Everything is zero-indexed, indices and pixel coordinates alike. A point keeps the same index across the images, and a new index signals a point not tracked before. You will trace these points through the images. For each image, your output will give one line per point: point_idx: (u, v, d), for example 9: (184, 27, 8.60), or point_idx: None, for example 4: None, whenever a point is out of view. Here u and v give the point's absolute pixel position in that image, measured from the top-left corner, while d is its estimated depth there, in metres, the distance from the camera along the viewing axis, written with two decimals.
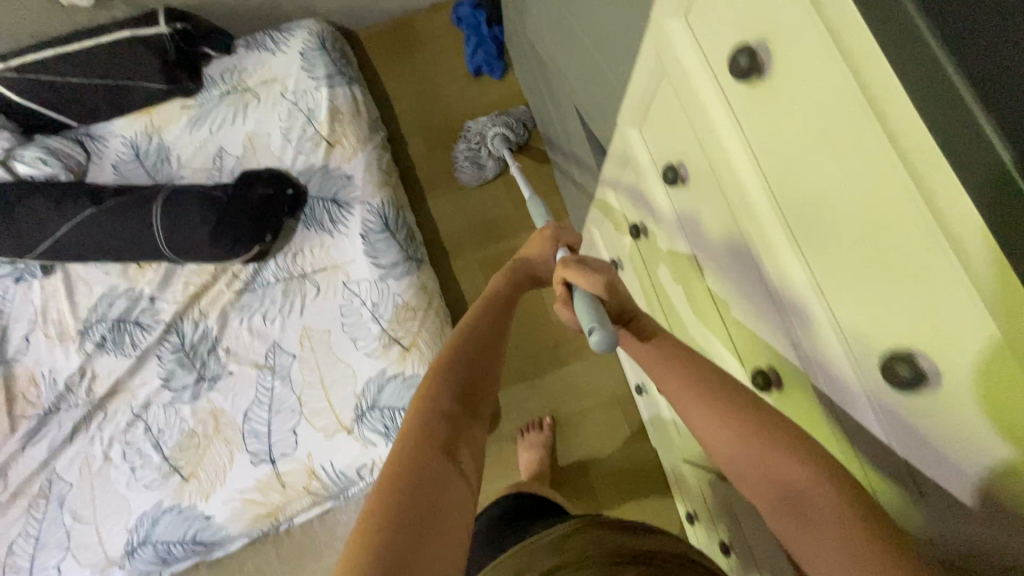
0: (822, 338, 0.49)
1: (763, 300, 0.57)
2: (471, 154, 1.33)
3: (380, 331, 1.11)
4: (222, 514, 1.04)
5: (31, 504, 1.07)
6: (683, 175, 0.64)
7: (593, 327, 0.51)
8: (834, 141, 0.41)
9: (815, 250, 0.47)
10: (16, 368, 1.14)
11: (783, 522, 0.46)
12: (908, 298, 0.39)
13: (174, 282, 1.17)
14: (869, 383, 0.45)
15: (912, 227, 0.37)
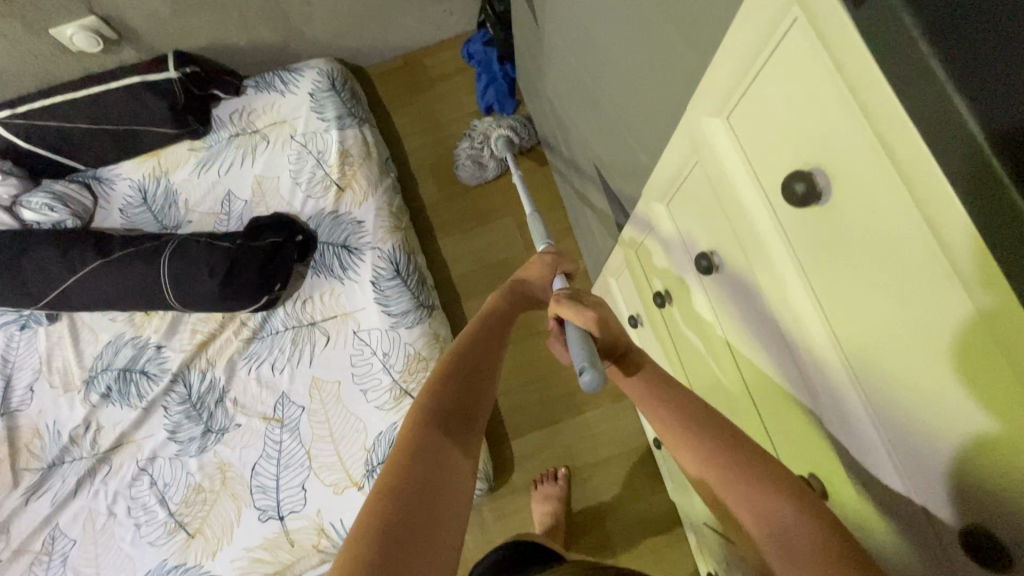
0: (895, 494, 0.42)
1: (810, 415, 0.52)
2: (473, 154, 1.32)
3: (392, 383, 1.08)
4: (229, 573, 1.02)
5: (33, 561, 1.04)
6: (717, 264, 0.60)
7: (586, 366, 0.52)
8: (907, 293, 0.35)
9: (882, 398, 0.40)
10: (18, 419, 1.12)
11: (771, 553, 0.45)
12: (1004, 491, 0.32)
13: (180, 330, 1.15)
14: (955, 566, 0.37)
15: (983, 399, 0.32)
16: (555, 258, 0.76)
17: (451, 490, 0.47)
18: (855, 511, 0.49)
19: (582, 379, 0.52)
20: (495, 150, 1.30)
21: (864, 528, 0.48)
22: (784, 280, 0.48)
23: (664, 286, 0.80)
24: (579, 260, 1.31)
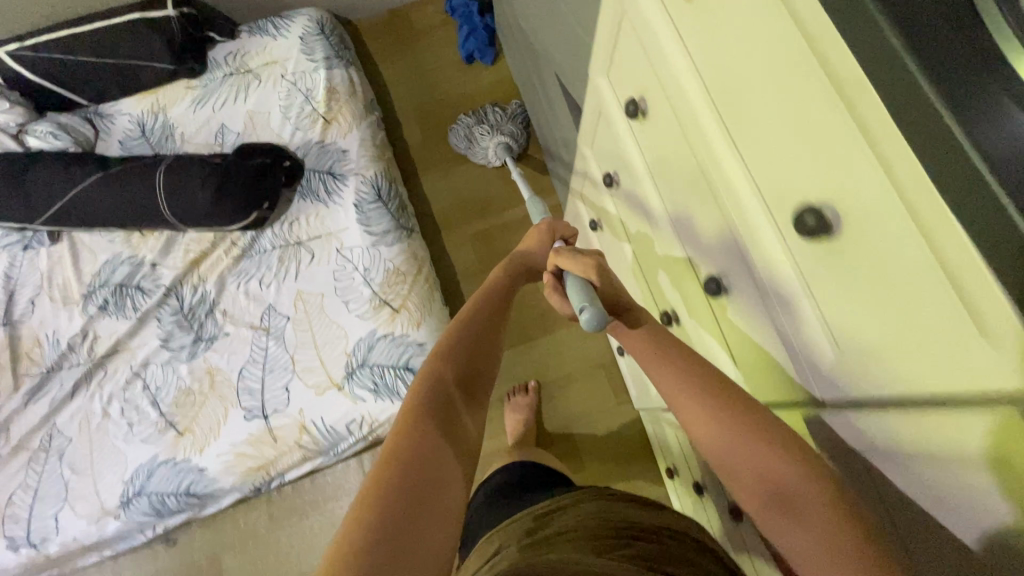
0: (755, 222, 0.55)
1: (705, 208, 0.64)
2: (468, 135, 1.35)
3: (372, 294, 1.16)
4: (215, 467, 1.08)
5: (31, 457, 1.11)
6: (643, 110, 0.71)
7: (585, 305, 0.56)
8: (755, 36, 0.48)
9: (745, 142, 0.53)
10: (21, 329, 1.18)
11: (772, 519, 0.48)
12: (817, 158, 0.45)
13: (175, 249, 1.22)
14: (793, 249, 0.51)
15: (799, 90, 0.45)
16: (558, 225, 0.76)
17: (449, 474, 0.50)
18: None
19: (581, 320, 0.56)
20: (486, 149, 1.34)
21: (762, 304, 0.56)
22: (682, 84, 0.60)
23: (614, 170, 0.87)
24: (554, 194, 1.39)
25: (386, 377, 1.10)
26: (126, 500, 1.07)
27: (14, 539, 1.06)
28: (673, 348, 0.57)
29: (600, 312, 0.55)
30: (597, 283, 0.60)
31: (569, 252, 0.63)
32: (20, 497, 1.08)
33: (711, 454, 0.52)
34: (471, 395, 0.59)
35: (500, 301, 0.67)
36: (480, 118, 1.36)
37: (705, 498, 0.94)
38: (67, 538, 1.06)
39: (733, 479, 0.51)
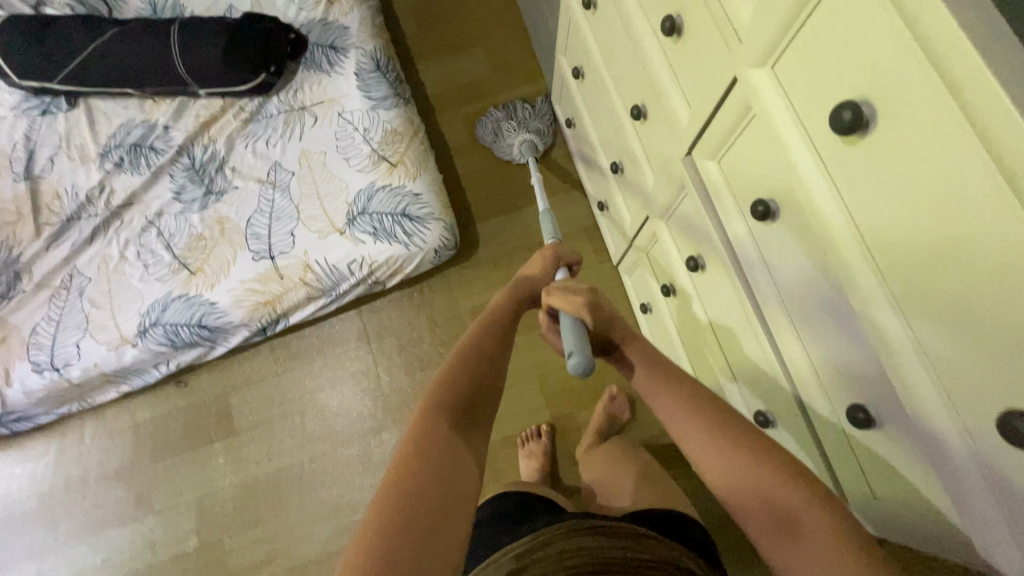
0: None
1: None
2: (496, 128, 1.36)
3: (371, 151, 1.24)
4: (226, 301, 1.17)
5: (54, 294, 1.19)
6: None
7: (573, 351, 0.63)
8: None
9: None
10: (41, 184, 1.26)
11: (778, 545, 0.49)
12: None
13: (186, 114, 1.31)
14: None
15: None
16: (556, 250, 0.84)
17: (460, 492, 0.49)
18: (699, 25, 0.62)
19: (568, 363, 0.62)
20: (511, 147, 1.35)
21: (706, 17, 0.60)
22: None
23: None
24: (541, 78, 1.47)
25: (385, 222, 1.19)
26: (143, 330, 1.16)
27: (39, 364, 1.14)
28: (674, 380, 0.61)
29: (585, 357, 0.62)
30: (588, 321, 0.67)
31: (558, 290, 0.69)
32: (44, 327, 1.17)
33: (722, 487, 0.54)
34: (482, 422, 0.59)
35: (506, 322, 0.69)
36: (509, 113, 1.37)
37: (650, 314, 1.17)
38: (87, 364, 1.15)
39: (744, 509, 0.52)
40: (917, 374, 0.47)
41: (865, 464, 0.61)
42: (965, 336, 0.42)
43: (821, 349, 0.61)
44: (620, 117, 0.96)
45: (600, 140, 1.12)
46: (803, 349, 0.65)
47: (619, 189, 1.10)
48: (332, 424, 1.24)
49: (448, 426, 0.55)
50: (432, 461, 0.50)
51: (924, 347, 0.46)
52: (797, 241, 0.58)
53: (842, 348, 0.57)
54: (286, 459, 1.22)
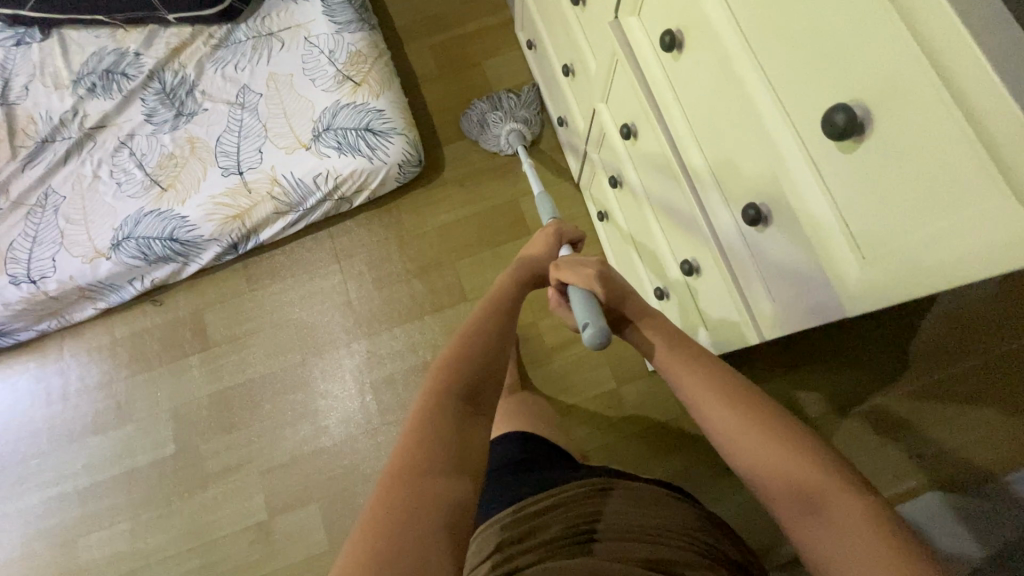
0: None
1: None
2: (481, 120, 1.32)
3: (336, 72, 1.28)
4: (196, 215, 1.21)
5: (29, 212, 1.23)
6: None
7: (587, 324, 0.68)
8: None
9: None
10: (17, 110, 1.30)
11: (794, 515, 0.52)
12: None
13: (157, 41, 1.34)
14: None
15: None
16: (558, 229, 0.91)
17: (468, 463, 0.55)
18: None
19: (584, 335, 0.68)
20: (499, 136, 1.31)
21: None
22: None
23: None
24: (506, 10, 1.50)
25: (349, 137, 1.23)
26: (116, 244, 1.20)
27: (16, 277, 1.18)
28: (686, 355, 0.64)
29: (600, 328, 0.67)
30: (599, 294, 0.72)
31: (568, 266, 0.76)
32: (20, 243, 1.21)
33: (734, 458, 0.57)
34: (487, 399, 0.63)
35: (511, 305, 0.74)
36: (494, 103, 1.34)
37: (606, 221, 1.20)
38: (64, 276, 1.19)
39: (757, 481, 0.55)
40: (776, 120, 0.55)
41: (762, 270, 0.66)
42: (800, 63, 0.50)
43: (724, 166, 0.67)
44: (566, 13, 0.99)
45: (555, 47, 1.16)
46: (712, 177, 0.70)
47: (572, 93, 1.14)
48: (303, 338, 1.28)
49: (457, 407, 0.59)
50: (451, 442, 0.55)
51: (778, 89, 0.54)
52: (697, 51, 0.65)
53: (737, 150, 0.63)
54: (258, 371, 1.26)
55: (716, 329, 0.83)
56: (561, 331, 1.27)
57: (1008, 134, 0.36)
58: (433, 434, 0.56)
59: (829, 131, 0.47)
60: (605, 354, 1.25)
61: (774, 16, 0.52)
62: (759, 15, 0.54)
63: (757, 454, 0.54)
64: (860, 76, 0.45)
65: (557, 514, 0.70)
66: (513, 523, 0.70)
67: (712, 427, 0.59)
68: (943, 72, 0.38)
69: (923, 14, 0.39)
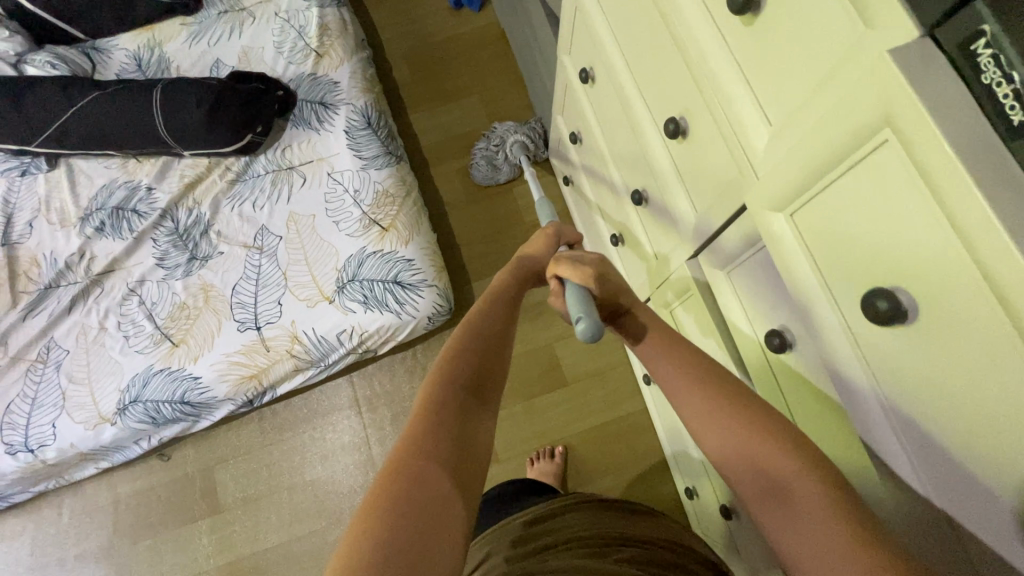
0: (697, 39, 0.55)
1: (663, 53, 0.62)
2: (488, 148, 1.34)
3: (361, 214, 1.20)
4: (209, 375, 1.12)
5: (29, 368, 1.14)
6: None
7: (580, 316, 0.56)
8: None
9: None
10: (19, 250, 1.22)
11: (770, 513, 0.46)
12: None
13: (170, 174, 1.26)
14: (733, 44, 0.51)
15: None
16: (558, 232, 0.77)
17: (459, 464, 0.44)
18: (708, 139, 0.58)
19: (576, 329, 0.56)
20: (506, 155, 1.33)
21: (715, 138, 0.57)
22: None
23: (588, 65, 0.88)
24: None
25: (376, 290, 1.14)
26: (121, 408, 1.10)
27: (11, 446, 1.09)
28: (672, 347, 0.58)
29: (594, 322, 0.55)
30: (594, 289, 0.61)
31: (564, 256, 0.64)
32: (18, 405, 1.11)
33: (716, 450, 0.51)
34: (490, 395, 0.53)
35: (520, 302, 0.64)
36: (489, 136, 1.36)
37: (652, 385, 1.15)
38: (63, 444, 1.09)
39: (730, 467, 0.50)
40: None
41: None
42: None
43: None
44: (621, 195, 0.91)
45: (600, 206, 1.08)
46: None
47: (621, 259, 1.07)
48: (321, 499, 1.18)
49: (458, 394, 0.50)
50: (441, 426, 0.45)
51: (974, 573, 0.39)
52: (817, 370, 0.57)
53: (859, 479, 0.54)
54: (272, 538, 1.16)
55: None
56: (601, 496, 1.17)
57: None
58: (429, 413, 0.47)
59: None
60: None
61: (983, 519, 0.37)
62: (950, 481, 0.39)
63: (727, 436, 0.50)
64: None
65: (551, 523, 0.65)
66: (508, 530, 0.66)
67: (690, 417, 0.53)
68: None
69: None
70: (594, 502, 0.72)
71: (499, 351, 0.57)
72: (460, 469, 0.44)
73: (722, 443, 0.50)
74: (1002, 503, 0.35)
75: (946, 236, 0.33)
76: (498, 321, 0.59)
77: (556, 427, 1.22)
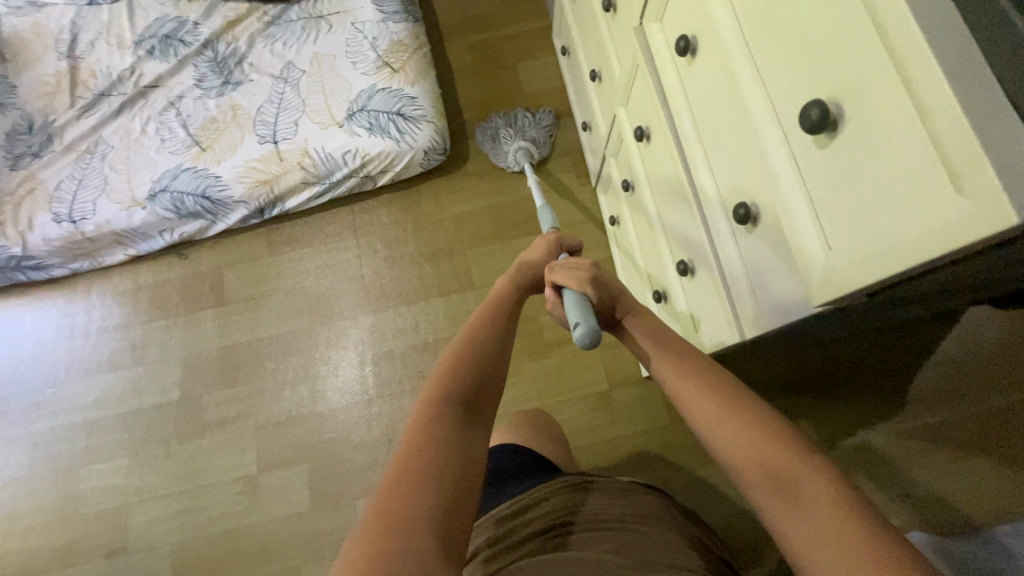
0: None
1: None
2: (495, 135, 1.36)
3: (376, 57, 1.35)
4: (229, 175, 1.28)
5: (79, 157, 1.32)
6: None
7: (579, 323, 0.69)
8: None
9: None
10: (80, 64, 1.40)
11: (772, 506, 0.49)
12: None
13: (216, 13, 1.42)
14: None
15: None
16: (556, 240, 0.87)
17: (464, 465, 0.52)
18: None
19: (575, 335, 0.69)
20: (507, 155, 1.34)
21: None
22: None
23: None
24: (547, 17, 1.56)
25: (380, 119, 1.29)
26: (153, 195, 1.27)
27: (58, 216, 1.27)
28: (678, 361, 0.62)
29: (590, 328, 0.68)
30: (590, 294, 0.73)
31: (562, 269, 0.76)
32: (67, 184, 1.29)
33: (717, 455, 0.55)
34: (487, 401, 0.60)
35: (511, 310, 0.71)
36: (509, 121, 1.38)
37: (616, 227, 1.23)
38: (101, 220, 1.27)
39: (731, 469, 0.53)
40: (768, 129, 0.54)
41: (749, 266, 0.64)
42: (788, 63, 0.50)
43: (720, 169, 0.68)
44: (598, 20, 1.03)
45: (585, 53, 1.20)
46: (706, 172, 0.70)
47: (597, 98, 1.17)
48: (314, 304, 1.33)
49: (457, 405, 0.57)
50: (442, 438, 0.53)
51: (774, 97, 0.53)
52: (706, 64, 0.65)
53: (727, 147, 0.63)
54: (267, 330, 1.31)
55: (700, 331, 0.84)
56: (561, 330, 1.29)
57: (955, 135, 0.35)
58: (434, 429, 0.54)
59: (805, 126, 0.46)
60: (602, 358, 1.27)
61: (773, 27, 0.52)
62: (760, 20, 0.54)
63: (726, 441, 0.54)
64: (838, 74, 0.44)
65: (539, 510, 0.72)
66: (504, 517, 0.73)
67: (692, 418, 0.58)
68: (901, 68, 0.38)
69: (882, 8, 0.39)
70: (580, 483, 0.78)
71: (496, 356, 0.64)
72: (462, 471, 0.51)
73: (722, 442, 0.54)
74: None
75: None
76: (493, 332, 0.66)
77: None
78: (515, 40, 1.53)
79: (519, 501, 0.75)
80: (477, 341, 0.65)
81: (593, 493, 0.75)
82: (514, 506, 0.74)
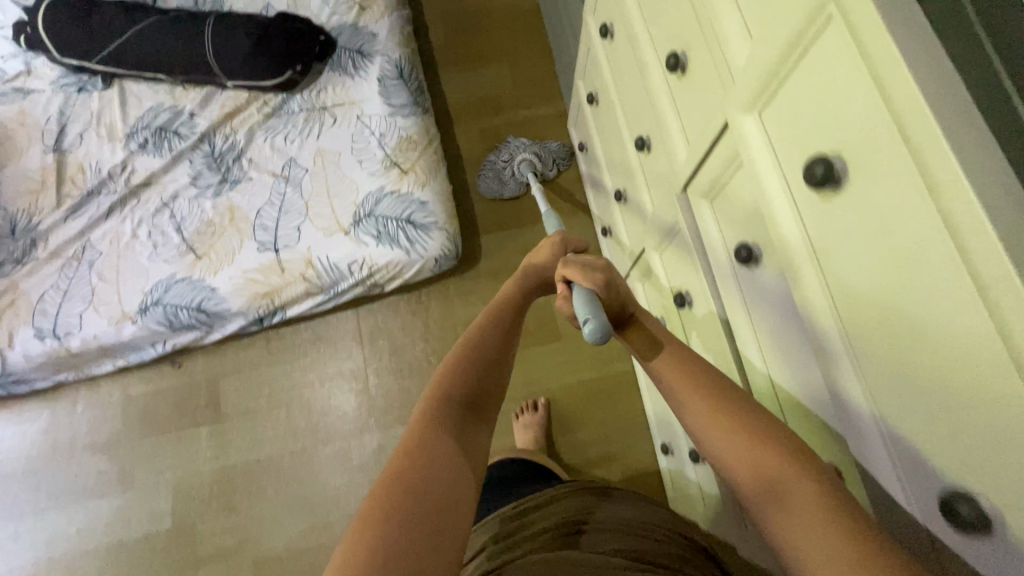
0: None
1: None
2: (496, 158, 1.39)
3: (384, 156, 1.27)
4: (226, 288, 1.19)
5: (64, 264, 1.23)
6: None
7: (589, 318, 0.55)
8: None
9: None
10: (68, 157, 1.31)
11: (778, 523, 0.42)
12: None
13: (213, 102, 1.34)
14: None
15: None
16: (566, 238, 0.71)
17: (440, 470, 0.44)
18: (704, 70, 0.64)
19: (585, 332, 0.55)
20: (514, 172, 1.36)
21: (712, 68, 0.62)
22: None
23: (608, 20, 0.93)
24: (560, 102, 1.49)
25: (389, 227, 1.21)
26: (144, 308, 1.19)
27: (41, 330, 1.18)
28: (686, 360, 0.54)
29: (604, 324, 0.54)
30: (602, 292, 0.59)
31: (575, 263, 0.62)
32: (51, 295, 1.20)
33: (726, 467, 0.48)
34: (473, 408, 0.51)
35: (513, 308, 0.62)
36: (507, 143, 1.41)
37: None
38: (87, 335, 1.18)
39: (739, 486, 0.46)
40: (875, 441, 0.47)
41: None
42: (910, 400, 0.43)
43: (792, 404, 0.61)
44: (627, 149, 0.96)
45: (608, 164, 1.12)
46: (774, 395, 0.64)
47: (622, 216, 1.10)
48: (317, 421, 1.24)
49: (442, 413, 0.49)
50: (423, 448, 0.45)
51: (885, 416, 0.45)
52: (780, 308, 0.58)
53: (813, 408, 0.57)
54: (265, 451, 1.23)
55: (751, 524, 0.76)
56: (581, 451, 1.21)
57: None
58: (418, 438, 0.46)
59: (948, 512, 0.40)
60: (625, 483, 1.19)
61: (886, 348, 0.44)
62: (865, 327, 0.46)
63: (735, 454, 0.46)
64: (995, 487, 0.37)
65: (550, 510, 0.63)
66: (509, 514, 0.64)
67: (696, 427, 0.50)
68: None
69: None
70: (596, 486, 0.68)
71: (491, 366, 0.55)
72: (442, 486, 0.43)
73: (734, 457, 0.47)
74: (904, 325, 0.42)
75: (874, 103, 0.41)
76: (493, 337, 0.57)
77: (545, 380, 1.26)
78: (529, 126, 1.46)
79: (525, 502, 0.66)
80: (473, 345, 0.56)
81: (611, 499, 0.65)
82: (520, 505, 0.65)
